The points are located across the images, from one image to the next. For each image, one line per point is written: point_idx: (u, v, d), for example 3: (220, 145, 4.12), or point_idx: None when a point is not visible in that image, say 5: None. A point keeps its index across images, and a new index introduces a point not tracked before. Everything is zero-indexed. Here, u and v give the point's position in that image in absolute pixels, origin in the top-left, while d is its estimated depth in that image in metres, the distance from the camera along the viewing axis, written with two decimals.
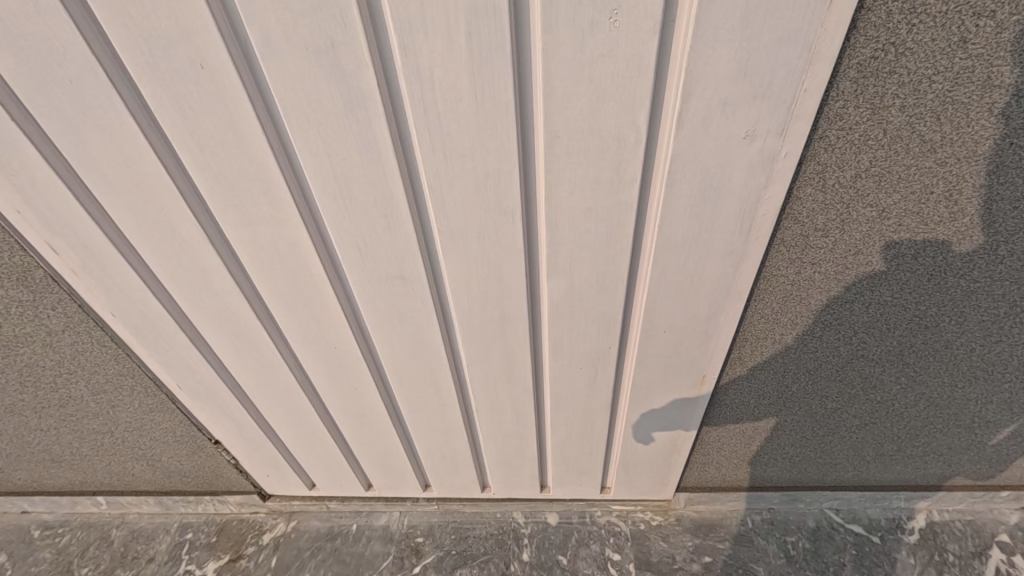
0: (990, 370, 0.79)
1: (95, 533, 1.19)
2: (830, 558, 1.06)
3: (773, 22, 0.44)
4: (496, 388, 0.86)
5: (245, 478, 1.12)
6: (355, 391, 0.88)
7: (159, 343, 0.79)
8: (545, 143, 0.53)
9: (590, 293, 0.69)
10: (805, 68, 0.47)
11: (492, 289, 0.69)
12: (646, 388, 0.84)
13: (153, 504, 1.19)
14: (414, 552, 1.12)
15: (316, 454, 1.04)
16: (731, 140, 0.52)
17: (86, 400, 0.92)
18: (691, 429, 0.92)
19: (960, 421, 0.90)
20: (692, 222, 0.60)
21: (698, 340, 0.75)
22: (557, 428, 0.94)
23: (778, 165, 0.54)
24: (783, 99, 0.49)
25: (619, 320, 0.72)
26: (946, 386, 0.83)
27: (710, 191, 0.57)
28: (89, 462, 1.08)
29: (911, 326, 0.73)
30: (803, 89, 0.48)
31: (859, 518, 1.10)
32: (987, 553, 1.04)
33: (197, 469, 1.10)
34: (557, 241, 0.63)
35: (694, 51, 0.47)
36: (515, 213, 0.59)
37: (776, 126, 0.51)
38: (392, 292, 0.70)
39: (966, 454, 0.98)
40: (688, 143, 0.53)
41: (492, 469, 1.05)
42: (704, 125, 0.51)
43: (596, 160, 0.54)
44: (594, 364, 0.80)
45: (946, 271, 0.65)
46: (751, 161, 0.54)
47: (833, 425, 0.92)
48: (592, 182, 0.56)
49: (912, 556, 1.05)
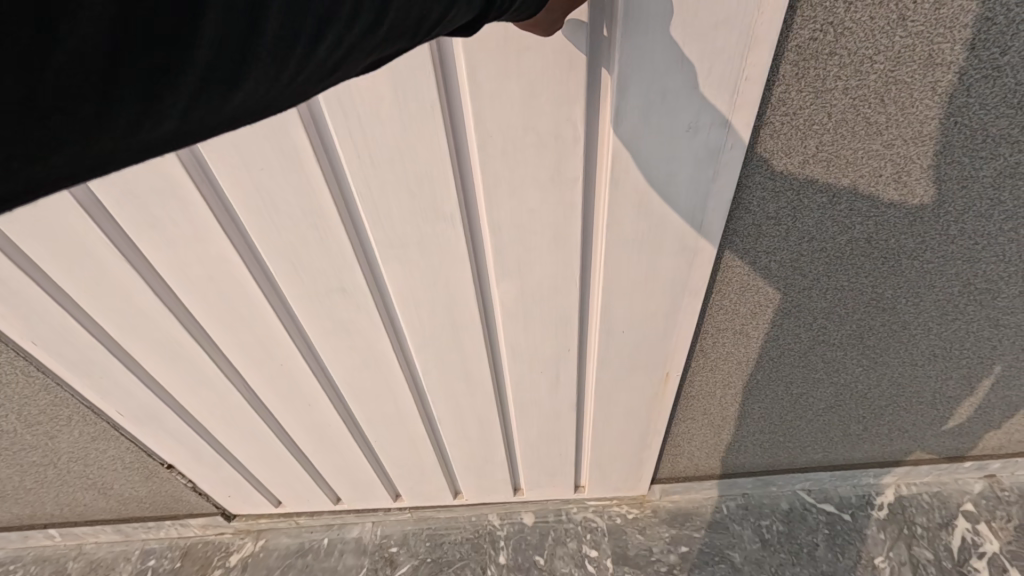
0: (948, 348, 0.80)
1: (50, 568, 1.13)
2: (804, 539, 1.07)
3: (710, 5, 0.43)
4: (456, 395, 0.83)
5: (206, 500, 1.07)
6: (308, 404, 0.86)
7: (90, 367, 0.77)
8: (478, 145, 0.51)
9: (545, 296, 0.67)
10: (744, 53, 0.45)
11: (441, 294, 0.67)
12: (611, 389, 0.82)
13: (111, 533, 1.13)
14: (389, 563, 1.10)
15: (277, 470, 1.00)
16: (673, 134, 0.51)
17: (21, 433, 0.87)
18: (659, 426, 0.91)
19: (922, 398, 0.90)
20: (639, 221, 0.58)
21: (659, 339, 0.73)
22: (524, 430, 0.91)
23: (725, 157, 0.52)
24: (722, 87, 0.47)
25: (576, 322, 0.70)
26: (907, 365, 0.83)
27: (655, 187, 0.55)
28: (34, 496, 1.02)
29: (869, 309, 0.72)
30: (743, 77, 0.47)
31: (831, 497, 1.11)
32: (953, 524, 1.07)
33: (153, 494, 1.05)
34: (502, 245, 0.60)
35: (626, 40, 0.44)
36: (455, 217, 0.58)
37: (718, 117, 0.49)
38: (334, 303, 0.68)
39: (930, 429, 0.99)
40: (628, 139, 0.51)
41: (462, 475, 1.03)
42: (643, 118, 0.49)
43: (536, 159, 0.52)
44: (553, 365, 0.77)
45: (900, 254, 0.64)
46: (693, 155, 0.52)
47: (800, 409, 0.92)
48: (534, 182, 0.54)
49: (882, 531, 1.07)
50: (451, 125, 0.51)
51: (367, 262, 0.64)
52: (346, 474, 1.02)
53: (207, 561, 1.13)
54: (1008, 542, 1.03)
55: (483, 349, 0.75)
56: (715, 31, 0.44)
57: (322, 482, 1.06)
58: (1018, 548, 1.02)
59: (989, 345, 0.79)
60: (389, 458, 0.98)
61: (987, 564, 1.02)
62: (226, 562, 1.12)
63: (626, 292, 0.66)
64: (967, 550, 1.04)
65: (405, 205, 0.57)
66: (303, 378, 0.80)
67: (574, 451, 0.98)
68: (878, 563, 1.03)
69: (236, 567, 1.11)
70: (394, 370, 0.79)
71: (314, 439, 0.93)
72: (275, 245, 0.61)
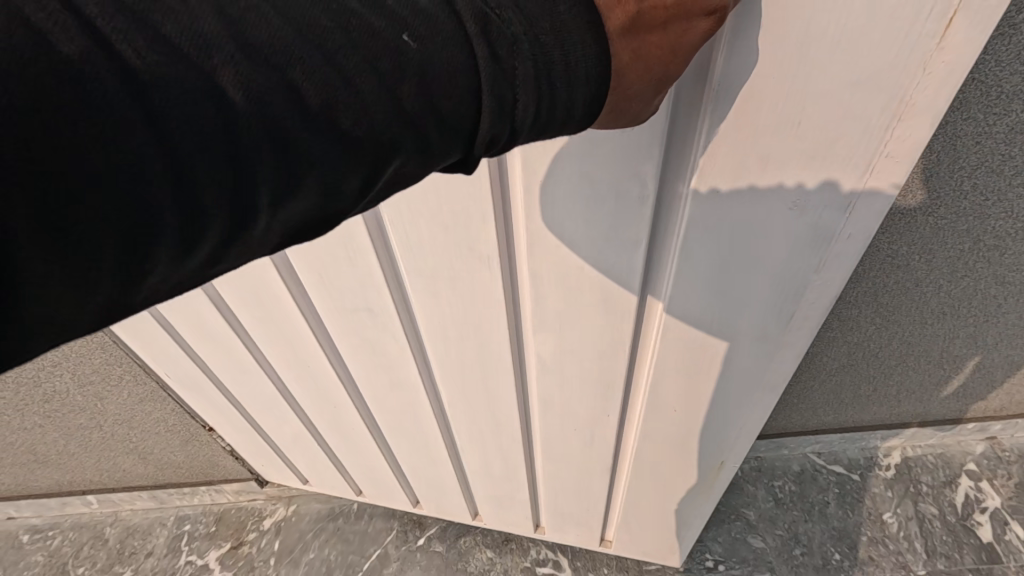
0: (957, 306, 0.84)
1: (88, 533, 1.17)
2: (815, 498, 1.12)
3: (848, 64, 0.39)
4: (474, 414, 0.82)
5: (242, 465, 1.11)
6: (329, 397, 0.88)
7: (140, 330, 0.80)
8: (525, 207, 0.53)
9: (585, 351, 0.66)
10: (890, 122, 0.41)
11: (471, 319, 0.67)
12: (654, 460, 0.79)
13: (147, 499, 1.17)
14: (418, 524, 1.14)
15: (306, 453, 1.02)
16: (770, 212, 0.48)
17: (72, 393, 0.91)
18: (703, 510, 0.86)
19: (930, 357, 0.95)
20: (715, 294, 0.56)
21: (717, 423, 0.70)
22: (551, 473, 0.89)
23: (832, 241, 0.49)
24: (847, 164, 0.44)
25: (619, 387, 0.70)
26: (917, 324, 0.87)
27: (741, 264, 0.53)
28: (77, 460, 1.07)
29: (883, 267, 0.77)
30: (884, 152, 0.42)
31: (841, 460, 1.16)
32: (957, 482, 1.12)
33: (191, 459, 1.09)
34: (541, 296, 0.62)
35: (722, 103, 0.43)
36: (491, 259, 0.59)
37: (836, 198, 0.46)
38: (361, 321, 0.72)
39: (937, 390, 1.04)
40: (709, 207, 0.49)
41: (482, 504, 1.01)
42: (736, 185, 0.47)
43: (586, 224, 0.53)
44: (593, 424, 0.76)
45: (916, 209, 0.69)
46: (792, 236, 0.49)
47: (815, 369, 0.97)
48: (585, 240, 0.54)
49: (889, 490, 1.12)
50: (499, 167, 0.51)
51: (396, 286, 0.67)
52: (367, 471, 1.03)
53: (241, 525, 1.17)
54: (1008, 498, 1.09)
55: (515, 384, 0.75)
56: (850, 95, 0.40)
57: (346, 475, 1.07)
58: (1018, 503, 1.08)
59: (995, 303, 0.84)
60: (410, 468, 0.99)
61: (989, 518, 1.07)
62: (260, 526, 1.16)
63: (681, 362, 0.64)
64: (970, 506, 1.09)
65: (440, 235, 0.58)
66: (324, 371, 0.83)
67: (602, 508, 0.93)
68: (885, 518, 1.09)
69: (269, 530, 1.16)
70: (417, 385, 0.81)
71: (339, 434, 0.95)
72: (313, 256, 0.65)
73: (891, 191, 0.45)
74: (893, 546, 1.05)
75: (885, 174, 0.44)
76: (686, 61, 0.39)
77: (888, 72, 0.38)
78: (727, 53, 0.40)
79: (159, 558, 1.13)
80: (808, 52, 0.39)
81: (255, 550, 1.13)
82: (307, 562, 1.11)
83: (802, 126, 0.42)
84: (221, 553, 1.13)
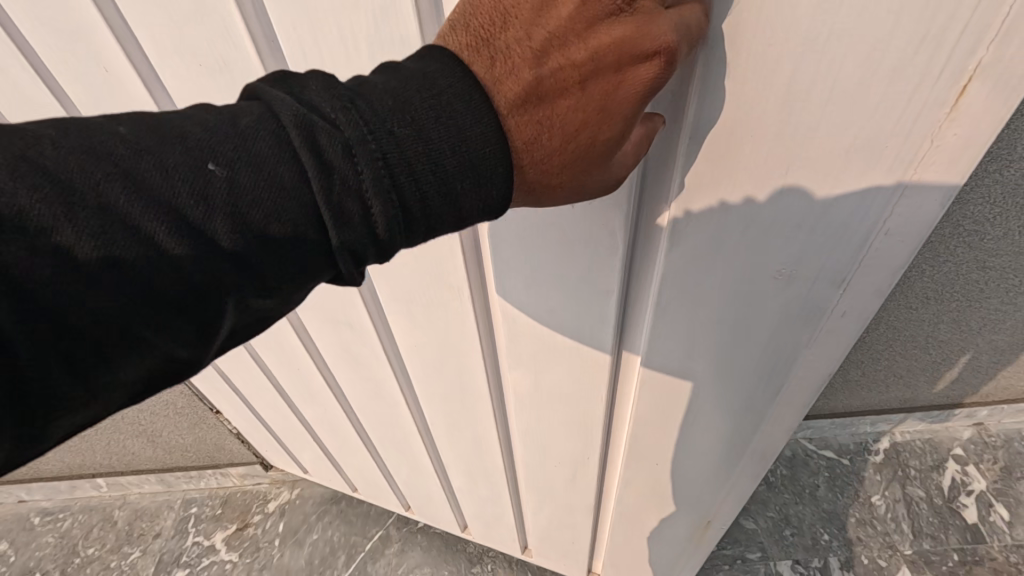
0: (940, 291, 0.87)
1: (97, 515, 1.20)
2: (806, 481, 1.15)
3: (842, 124, 0.34)
4: (453, 434, 0.81)
5: (247, 449, 1.14)
6: (316, 396, 0.89)
7: None
8: (494, 244, 0.51)
9: (562, 392, 0.64)
10: (897, 192, 0.36)
11: (448, 345, 0.66)
12: (636, 505, 0.77)
13: (155, 483, 1.20)
14: None
15: (304, 444, 1.04)
16: (755, 277, 0.44)
17: None
18: (691, 560, 0.83)
19: (915, 342, 0.98)
20: (695, 352, 0.53)
21: (704, 482, 0.67)
22: (534, 504, 0.87)
23: (826, 319, 0.45)
24: (844, 237, 0.39)
25: (598, 432, 0.67)
26: (902, 307, 0.90)
27: (724, 327, 0.49)
28: (88, 442, 1.10)
29: None
30: (883, 230, 0.38)
31: (831, 444, 1.19)
32: (944, 466, 1.15)
33: (198, 442, 1.13)
34: (515, 332, 0.59)
35: (691, 149, 0.39)
36: (464, 288, 0.57)
37: (830, 276, 0.42)
38: (343, 335, 0.73)
39: (924, 375, 1.06)
40: (687, 262, 0.46)
41: (471, 520, 1.00)
42: (718, 246, 0.44)
43: (558, 267, 0.50)
44: (575, 464, 0.74)
45: None
46: (780, 307, 0.46)
47: None
48: (557, 284, 0.52)
49: (878, 473, 1.15)
50: None
51: (374, 306, 0.66)
52: (361, 471, 1.04)
53: (246, 508, 1.20)
54: (994, 481, 1.12)
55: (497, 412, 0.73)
56: (845, 157, 0.36)
57: (342, 473, 1.09)
58: (1003, 486, 1.11)
59: (977, 288, 0.87)
60: (399, 472, 0.99)
61: (975, 500, 1.10)
62: (264, 508, 1.19)
63: (664, 411, 0.61)
64: (956, 488, 1.12)
65: (411, 260, 0.57)
66: (312, 372, 0.84)
67: (588, 541, 0.92)
68: (874, 501, 1.12)
69: (273, 513, 1.18)
70: (400, 399, 0.81)
71: (332, 431, 0.97)
72: None
73: (890, 274, 0.41)
74: (881, 528, 1.08)
75: (888, 251, 0.39)
76: (614, 116, 0.34)
77: (887, 139, 0.34)
78: (698, 96, 0.37)
79: (166, 540, 1.16)
80: (791, 102, 0.35)
81: (259, 532, 1.16)
82: (311, 542, 1.13)
83: (787, 188, 0.39)
84: (227, 535, 1.16)
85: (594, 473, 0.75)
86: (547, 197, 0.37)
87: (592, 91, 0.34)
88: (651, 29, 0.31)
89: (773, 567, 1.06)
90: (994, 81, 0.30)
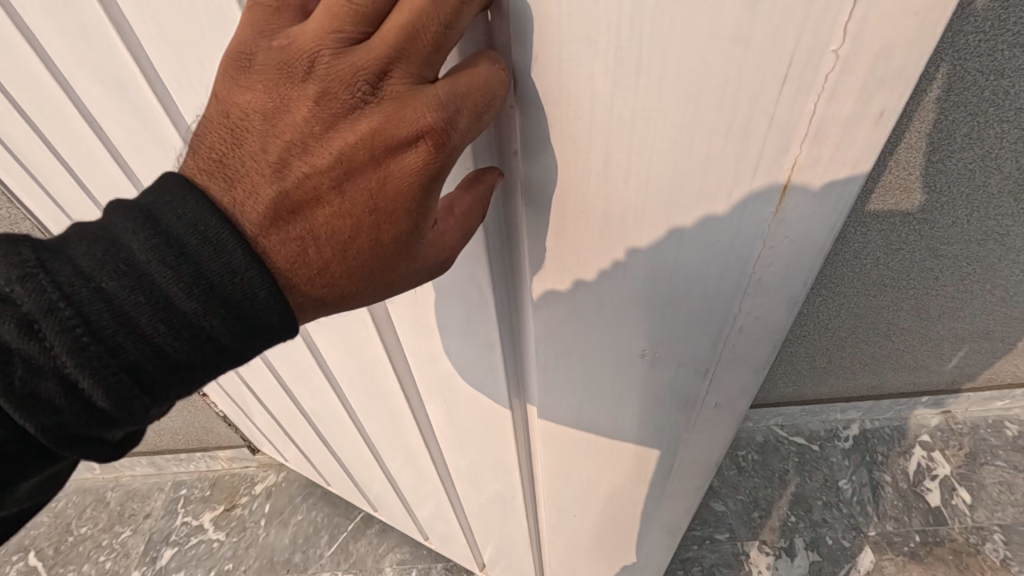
0: (897, 278, 0.90)
1: (91, 496, 1.25)
2: (776, 466, 1.18)
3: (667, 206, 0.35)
4: (396, 452, 0.81)
5: (234, 432, 1.18)
6: (277, 399, 0.90)
7: None
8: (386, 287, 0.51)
9: (475, 431, 0.65)
10: (741, 292, 0.39)
11: (371, 370, 0.66)
12: (563, 542, 0.79)
13: (146, 465, 1.25)
14: None
15: (279, 440, 1.06)
16: (628, 350, 0.46)
17: None
18: None
19: (877, 329, 1.01)
20: (585, 411, 0.54)
21: (622, 522, 0.70)
22: (478, 526, 0.87)
23: (705, 394, 0.48)
24: (705, 328, 0.42)
25: (515, 471, 0.68)
26: (861, 294, 0.94)
27: (609, 390, 0.51)
28: None
29: None
30: (738, 322, 0.41)
31: (802, 431, 1.22)
32: (912, 451, 1.18)
33: (187, 425, 1.17)
34: (421, 367, 0.60)
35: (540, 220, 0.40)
36: (369, 321, 0.58)
37: (696, 355, 0.45)
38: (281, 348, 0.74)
39: (888, 363, 1.10)
40: (561, 327, 0.47)
41: (430, 531, 1.00)
42: (589, 318, 0.45)
43: (446, 314, 0.51)
44: (503, 499, 0.75)
45: None
46: (657, 377, 0.48)
47: None
48: (447, 329, 0.53)
49: (846, 458, 1.18)
50: None
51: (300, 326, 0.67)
52: (331, 472, 1.05)
53: (234, 489, 1.24)
54: (958, 466, 1.16)
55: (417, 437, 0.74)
56: (676, 240, 0.37)
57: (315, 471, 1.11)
58: (966, 471, 1.15)
59: (933, 275, 0.90)
60: (359, 478, 0.98)
61: (939, 484, 1.14)
62: (251, 490, 1.23)
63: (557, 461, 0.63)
64: (921, 473, 1.15)
65: None
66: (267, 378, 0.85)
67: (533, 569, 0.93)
68: (841, 484, 1.15)
69: (260, 494, 1.23)
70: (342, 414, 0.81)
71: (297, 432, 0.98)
72: None
73: (755, 364, 0.44)
74: (846, 510, 1.11)
75: (743, 343, 0.43)
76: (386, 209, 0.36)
77: (713, 227, 0.36)
78: (529, 164, 0.37)
79: (156, 519, 1.20)
80: (616, 183, 0.35)
81: (246, 512, 1.20)
82: (296, 522, 1.17)
83: (630, 267, 0.40)
84: (215, 515, 1.20)
85: (521, 510, 0.76)
86: (350, 301, 0.39)
87: (354, 199, 0.36)
88: (401, 118, 0.32)
89: (741, 547, 1.10)
90: (806, 175, 0.32)
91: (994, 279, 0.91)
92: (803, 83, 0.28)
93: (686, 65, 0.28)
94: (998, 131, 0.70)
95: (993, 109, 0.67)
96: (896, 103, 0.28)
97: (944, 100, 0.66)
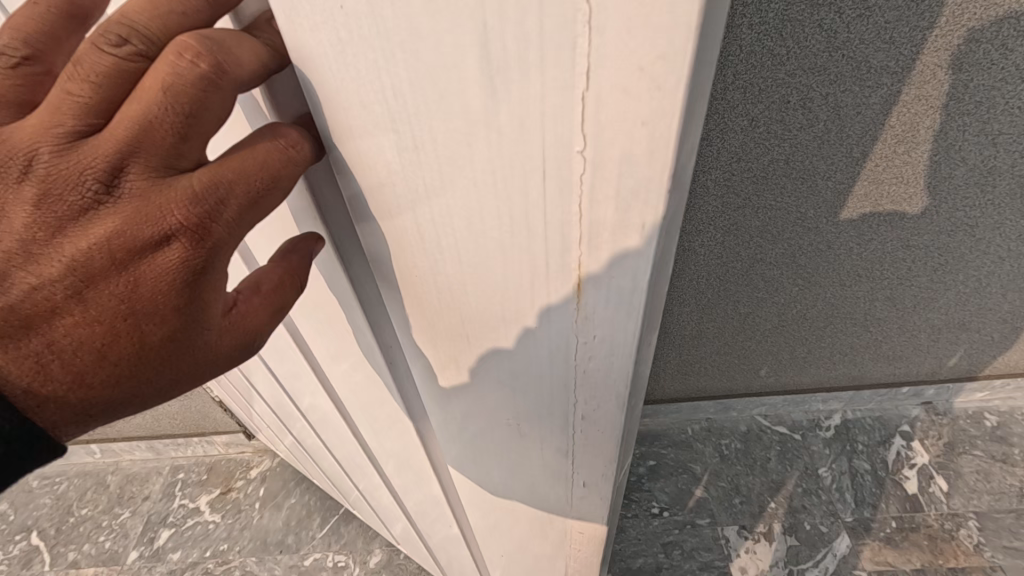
0: (870, 268, 0.93)
1: (91, 479, 1.28)
2: (757, 454, 1.21)
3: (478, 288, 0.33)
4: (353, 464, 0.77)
5: (231, 417, 1.21)
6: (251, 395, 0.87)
7: None
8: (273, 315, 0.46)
9: (397, 457, 0.61)
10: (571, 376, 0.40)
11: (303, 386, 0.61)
12: (501, 556, 0.78)
13: (145, 450, 1.29)
14: None
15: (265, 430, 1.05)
16: (501, 407, 0.44)
17: None
18: None
19: (855, 319, 1.04)
20: (479, 453, 0.52)
21: (550, 541, 0.69)
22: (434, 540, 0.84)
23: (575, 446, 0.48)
24: (562, 398, 0.42)
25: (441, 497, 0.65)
26: (837, 284, 0.96)
27: (496, 437, 0.49)
28: None
29: (796, 229, 0.86)
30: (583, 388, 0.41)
31: (784, 421, 1.26)
32: (891, 440, 1.21)
33: (185, 410, 1.20)
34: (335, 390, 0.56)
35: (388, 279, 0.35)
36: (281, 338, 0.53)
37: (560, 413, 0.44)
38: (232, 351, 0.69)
39: (867, 353, 1.12)
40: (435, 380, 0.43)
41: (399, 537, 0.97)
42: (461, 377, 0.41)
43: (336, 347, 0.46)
44: (441, 517, 0.73)
45: (814, 175, 0.78)
46: (536, 428, 0.46)
47: (750, 329, 1.05)
48: (341, 360, 0.48)
49: (827, 447, 1.21)
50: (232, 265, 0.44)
51: None
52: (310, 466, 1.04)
53: (230, 474, 1.28)
54: (936, 455, 1.18)
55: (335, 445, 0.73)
56: (502, 318, 0.35)
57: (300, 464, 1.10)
58: (944, 460, 1.17)
59: (906, 266, 0.93)
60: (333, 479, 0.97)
61: (917, 473, 1.16)
62: (247, 475, 1.27)
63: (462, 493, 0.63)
64: (900, 462, 1.18)
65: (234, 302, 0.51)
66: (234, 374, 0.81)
67: None
68: (821, 472, 1.17)
69: (256, 479, 1.26)
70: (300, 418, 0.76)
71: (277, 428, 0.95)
72: None
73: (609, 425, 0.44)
74: (825, 497, 1.14)
75: (597, 408, 0.42)
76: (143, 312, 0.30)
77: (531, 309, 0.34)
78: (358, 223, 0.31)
79: (154, 502, 1.24)
80: (429, 261, 0.32)
81: (242, 495, 1.23)
82: (289, 505, 1.21)
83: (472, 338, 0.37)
84: (211, 497, 1.23)
85: (458, 527, 0.74)
86: (122, 411, 0.33)
87: (100, 306, 0.30)
88: (149, 216, 0.28)
89: (720, 531, 1.10)
90: (594, 272, 0.30)
91: (965, 270, 0.94)
92: (562, 178, 0.26)
93: (451, 154, 0.25)
94: (960, 123, 0.73)
95: (955, 102, 0.70)
96: (655, 213, 0.27)
97: (908, 94, 0.69)
